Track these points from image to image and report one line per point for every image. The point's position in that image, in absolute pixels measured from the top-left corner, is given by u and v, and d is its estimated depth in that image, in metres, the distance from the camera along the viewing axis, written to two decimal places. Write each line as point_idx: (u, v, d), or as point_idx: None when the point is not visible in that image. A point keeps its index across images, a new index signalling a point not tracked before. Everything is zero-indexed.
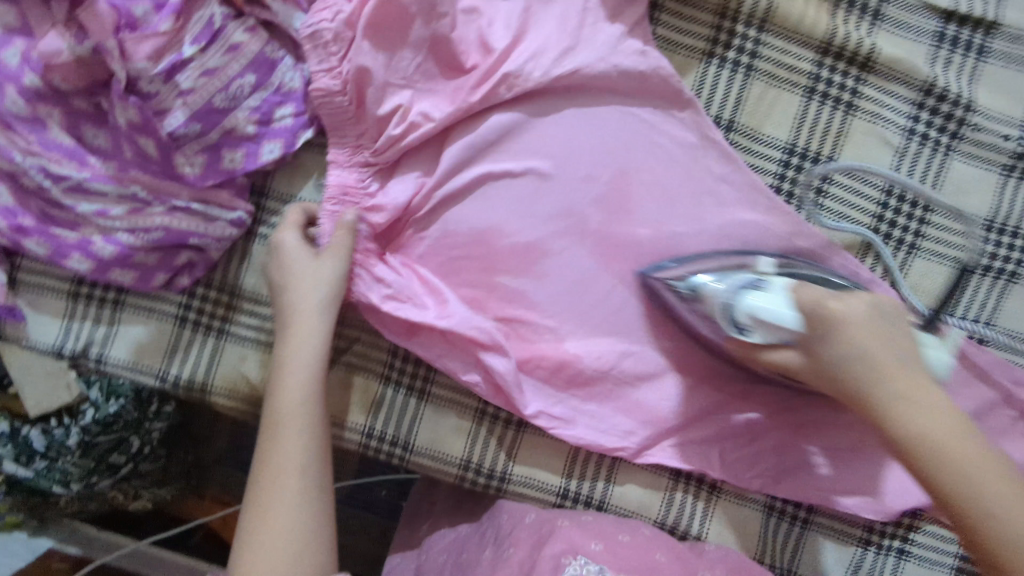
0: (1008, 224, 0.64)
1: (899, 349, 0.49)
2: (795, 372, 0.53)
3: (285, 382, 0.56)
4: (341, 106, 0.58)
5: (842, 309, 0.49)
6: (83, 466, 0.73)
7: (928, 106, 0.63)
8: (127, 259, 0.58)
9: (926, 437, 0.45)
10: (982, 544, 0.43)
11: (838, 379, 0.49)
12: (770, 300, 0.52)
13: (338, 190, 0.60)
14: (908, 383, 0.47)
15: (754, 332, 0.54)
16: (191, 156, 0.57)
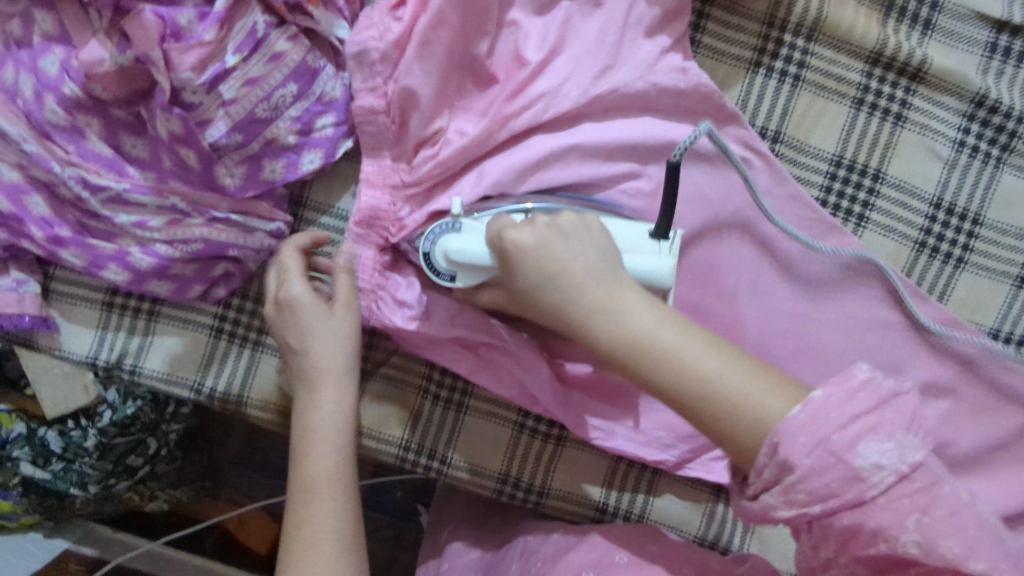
0: None
1: (589, 260, 0.47)
2: (506, 308, 0.53)
3: (317, 434, 0.54)
4: (382, 126, 0.58)
5: (519, 240, 0.46)
6: (100, 468, 0.76)
7: (979, 118, 0.62)
8: (165, 270, 0.57)
9: (645, 336, 0.44)
10: (711, 419, 0.44)
11: (548, 310, 0.47)
12: (467, 239, 0.50)
13: (369, 214, 0.59)
14: (590, 291, 0.46)
15: (459, 276, 0.52)
16: (231, 167, 0.56)
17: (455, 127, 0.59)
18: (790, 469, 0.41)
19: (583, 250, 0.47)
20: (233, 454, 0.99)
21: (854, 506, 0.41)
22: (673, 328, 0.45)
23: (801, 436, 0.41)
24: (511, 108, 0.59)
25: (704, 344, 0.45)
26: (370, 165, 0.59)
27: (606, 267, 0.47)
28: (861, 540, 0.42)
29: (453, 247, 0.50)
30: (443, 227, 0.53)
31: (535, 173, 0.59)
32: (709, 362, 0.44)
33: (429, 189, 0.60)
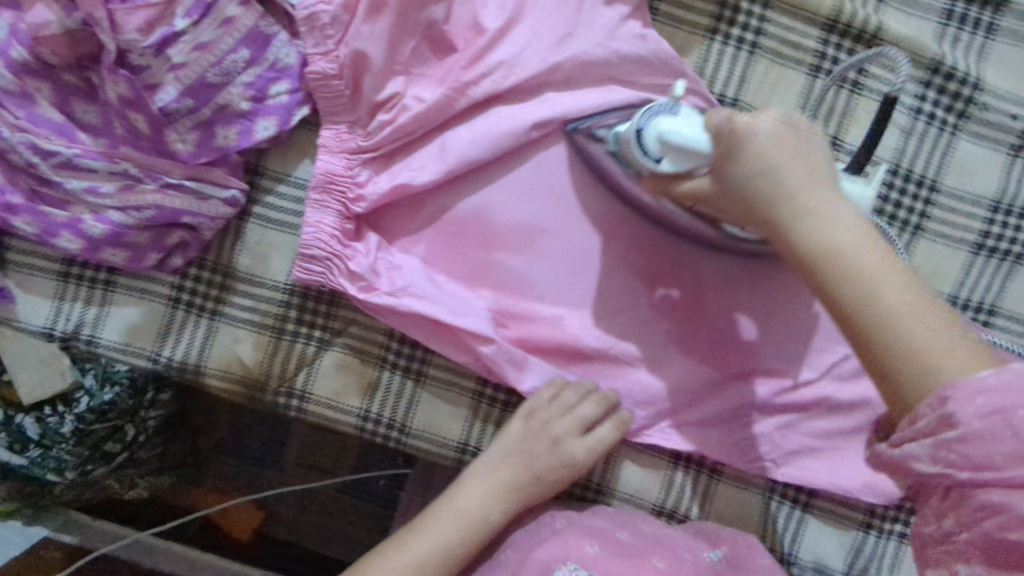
0: (1013, 204, 0.63)
1: (811, 158, 0.45)
2: (707, 200, 0.50)
3: (468, 481, 0.59)
4: (337, 92, 0.58)
5: (754, 124, 0.46)
6: (77, 453, 0.67)
7: (936, 84, 0.62)
8: (118, 238, 0.57)
9: (836, 247, 0.42)
10: (880, 356, 0.41)
11: (756, 199, 0.46)
12: (678, 124, 0.50)
13: (325, 178, 0.59)
14: (809, 188, 0.44)
15: (665, 160, 0.51)
16: (183, 133, 0.55)
17: (413, 94, 0.59)
18: (951, 427, 0.38)
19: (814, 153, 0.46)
20: (219, 438, 1.00)
21: (1013, 485, 0.38)
22: (875, 252, 0.42)
23: (979, 397, 0.37)
24: (468, 75, 0.58)
25: (896, 276, 0.41)
26: (328, 131, 0.59)
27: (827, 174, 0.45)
28: (1000, 522, 0.38)
29: (668, 129, 0.50)
30: (663, 107, 0.53)
31: (492, 139, 0.59)
32: (906, 303, 0.40)
33: (387, 153, 0.60)
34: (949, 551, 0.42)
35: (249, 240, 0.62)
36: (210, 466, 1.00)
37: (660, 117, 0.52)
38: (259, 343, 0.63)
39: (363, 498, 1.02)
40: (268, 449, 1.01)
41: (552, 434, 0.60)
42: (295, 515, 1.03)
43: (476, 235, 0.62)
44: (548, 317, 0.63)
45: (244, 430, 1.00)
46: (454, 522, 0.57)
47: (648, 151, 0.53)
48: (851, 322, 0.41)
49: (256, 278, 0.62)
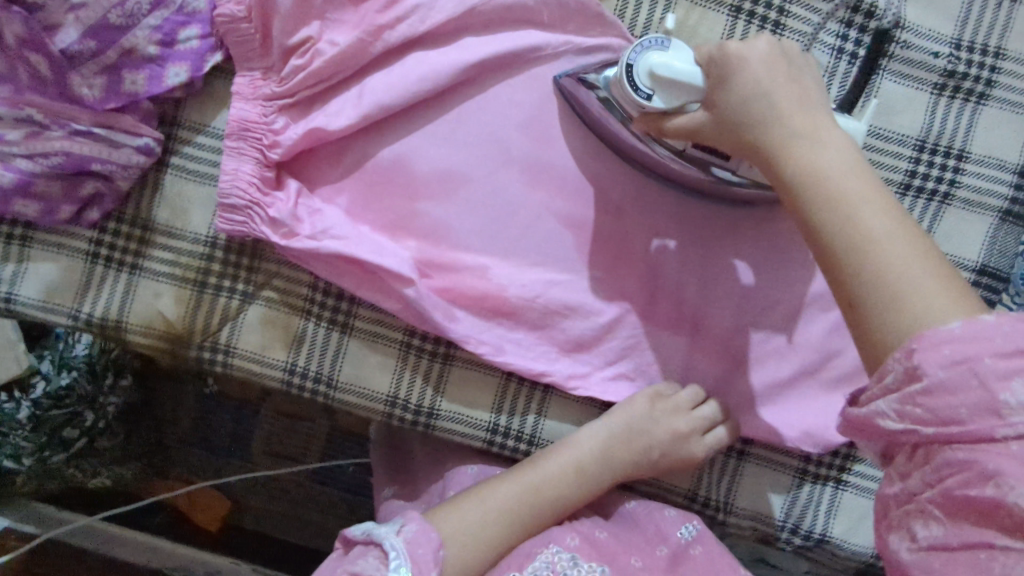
0: (939, 143, 0.63)
1: (800, 94, 0.47)
2: (701, 134, 0.51)
3: (588, 441, 0.60)
4: (249, 36, 0.57)
5: (747, 49, 0.48)
6: (36, 441, 0.79)
7: (856, 24, 0.62)
8: (28, 188, 0.56)
9: (827, 174, 0.43)
10: (844, 286, 0.42)
11: (743, 125, 0.48)
12: (677, 59, 0.50)
13: (239, 125, 0.58)
14: (805, 121, 0.46)
15: (657, 95, 0.51)
16: (89, 77, 0.55)
17: (328, 39, 0.58)
18: (919, 374, 0.37)
19: (807, 82, 0.48)
20: (184, 431, 1.01)
21: (980, 441, 0.35)
22: (858, 182, 0.43)
23: (946, 346, 0.36)
24: (383, 19, 0.58)
25: (875, 207, 0.42)
26: (241, 78, 0.59)
27: (821, 108, 0.47)
28: (965, 478, 0.36)
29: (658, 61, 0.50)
30: (653, 40, 0.51)
31: (410, 83, 0.59)
32: (891, 234, 0.41)
33: (303, 99, 0.59)
34: (909, 510, 0.39)
35: (167, 191, 0.61)
36: (176, 459, 1.01)
37: (650, 51, 0.51)
38: (180, 297, 0.62)
39: (331, 486, 1.02)
40: (235, 436, 1.02)
41: (672, 426, 0.60)
42: (265, 502, 1.02)
43: (399, 183, 0.61)
44: (475, 268, 0.62)
45: (209, 418, 1.01)
46: (567, 468, 0.59)
47: (638, 87, 0.51)
48: (825, 245, 0.43)
49: (175, 231, 0.62)
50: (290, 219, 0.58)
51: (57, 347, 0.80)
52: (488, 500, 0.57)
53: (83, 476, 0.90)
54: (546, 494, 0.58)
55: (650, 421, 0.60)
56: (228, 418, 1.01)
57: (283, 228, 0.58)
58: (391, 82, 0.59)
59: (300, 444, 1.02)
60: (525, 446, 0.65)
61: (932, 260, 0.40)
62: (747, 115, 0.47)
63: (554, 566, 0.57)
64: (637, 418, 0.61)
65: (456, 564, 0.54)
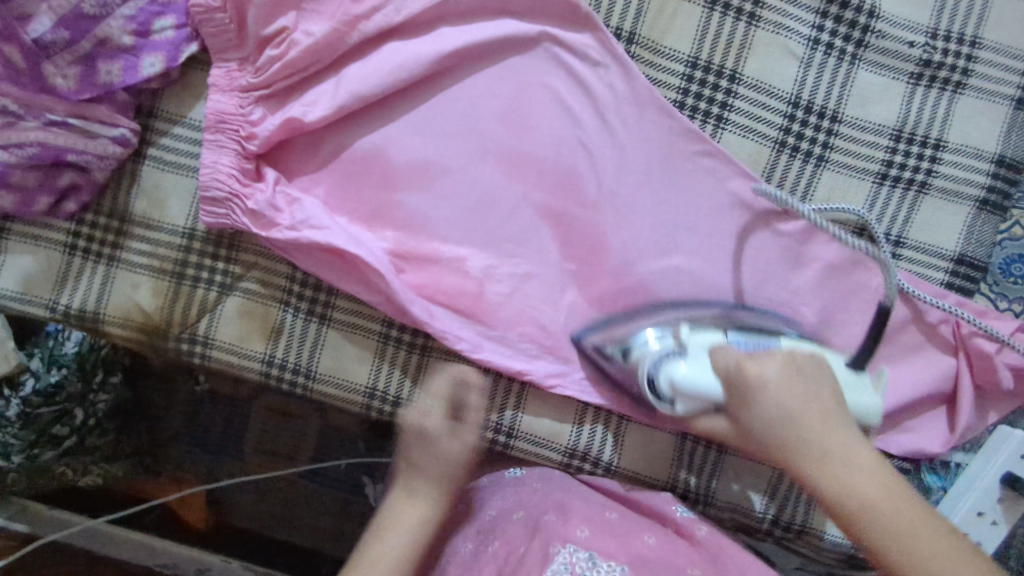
0: (916, 133, 0.63)
1: (819, 392, 0.52)
2: (721, 436, 0.56)
3: (415, 483, 0.60)
4: (223, 26, 0.58)
5: (765, 378, 0.52)
6: (25, 438, 0.79)
7: (831, 14, 0.62)
8: (4, 179, 0.56)
9: (862, 500, 0.49)
10: (879, 549, 0.48)
11: (777, 439, 0.52)
12: (696, 370, 0.54)
13: (216, 117, 0.58)
14: (827, 427, 0.51)
15: (679, 403, 0.55)
16: (63, 68, 0.55)
17: (303, 30, 0.58)
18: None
19: (822, 383, 0.53)
20: (175, 429, 1.00)
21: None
22: (888, 486, 0.49)
23: None
24: (359, 9, 0.58)
25: (895, 489, 0.49)
26: (217, 70, 0.59)
27: (834, 403, 0.52)
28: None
29: (684, 376, 0.54)
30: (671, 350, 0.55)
31: (386, 73, 0.59)
32: (921, 529, 0.48)
33: (279, 91, 0.59)
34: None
35: (144, 182, 0.61)
36: (166, 459, 1.00)
37: (674, 359, 0.55)
38: (158, 288, 0.62)
39: (321, 483, 1.02)
40: (225, 436, 1.01)
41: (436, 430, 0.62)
42: (253, 501, 1.02)
43: (376, 173, 0.61)
44: (454, 261, 0.62)
45: (199, 418, 1.01)
46: (413, 517, 0.59)
47: (661, 396, 0.56)
48: (871, 548, 0.49)
49: (152, 222, 0.62)
50: (270, 207, 0.58)
51: (48, 345, 0.80)
52: (387, 541, 0.58)
53: (74, 473, 0.89)
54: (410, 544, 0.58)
55: (443, 453, 0.61)
56: (219, 418, 1.01)
57: (262, 219, 0.58)
58: (368, 73, 0.59)
59: (288, 442, 1.01)
60: (504, 438, 0.64)
61: (948, 535, 0.48)
62: (772, 429, 0.52)
63: (573, 567, 0.55)
64: (413, 448, 0.62)
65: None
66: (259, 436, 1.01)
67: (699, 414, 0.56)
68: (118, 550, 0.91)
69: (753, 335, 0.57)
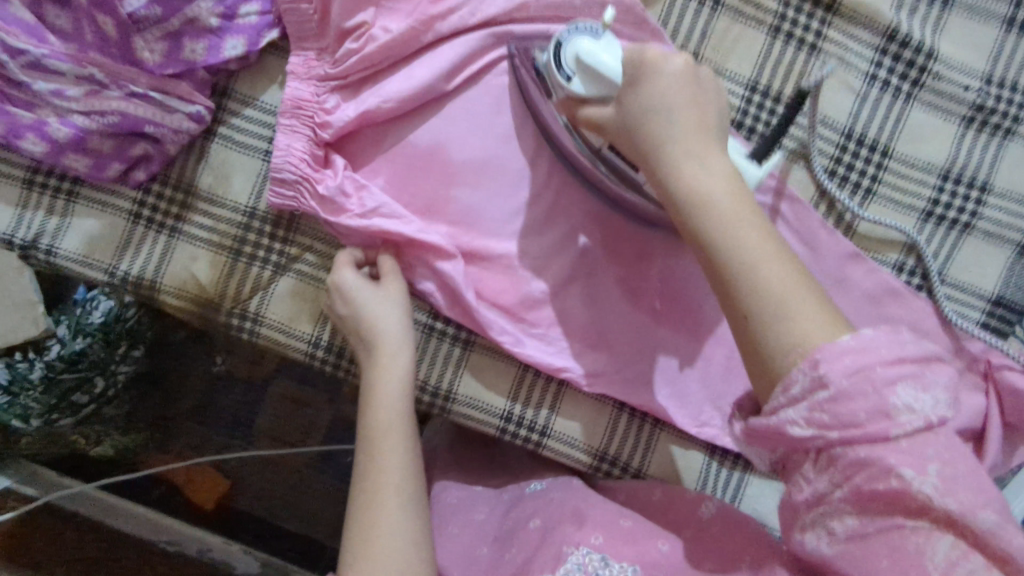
0: (964, 175, 0.64)
1: (705, 113, 0.50)
2: (604, 126, 0.53)
3: (384, 358, 0.58)
4: (306, 17, 0.60)
5: (663, 63, 0.50)
6: (44, 403, 0.78)
7: (891, 52, 0.64)
8: (81, 143, 0.58)
9: (714, 204, 0.47)
10: (726, 278, 0.46)
11: (649, 142, 0.50)
12: (598, 49, 0.53)
13: (292, 104, 0.61)
14: (694, 137, 0.49)
15: (577, 79, 0.54)
16: (151, 42, 0.58)
17: (381, 26, 0.60)
18: (824, 387, 0.42)
19: (711, 106, 0.50)
20: (187, 409, 1.01)
21: (878, 441, 0.41)
22: (744, 209, 0.47)
23: (846, 358, 0.42)
24: (436, 10, 0.60)
25: (749, 229, 0.46)
26: (295, 58, 0.61)
27: (715, 133, 0.50)
28: (870, 474, 0.41)
29: (588, 47, 0.53)
30: (588, 29, 0.55)
31: (453, 73, 0.61)
32: (774, 268, 0.45)
33: (355, 83, 0.61)
34: (824, 510, 0.43)
35: (212, 160, 0.63)
36: (179, 436, 1.01)
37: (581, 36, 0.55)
38: (215, 262, 0.64)
39: (332, 475, 1.03)
40: (240, 418, 1.02)
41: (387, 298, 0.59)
42: (259, 485, 1.02)
43: (435, 170, 0.62)
44: (502, 258, 0.63)
45: (213, 399, 1.01)
46: (393, 396, 0.57)
47: (563, 68, 0.55)
48: (725, 277, 0.46)
49: (216, 198, 0.63)
50: (341, 192, 0.60)
51: (75, 312, 0.77)
52: (387, 431, 0.56)
53: (86, 441, 0.91)
54: (406, 429, 0.56)
55: (376, 301, 0.58)
56: (230, 400, 1.02)
57: (331, 203, 0.60)
58: (437, 68, 0.60)
59: (306, 430, 1.03)
60: (537, 437, 0.66)
61: (796, 276, 0.46)
62: (636, 139, 0.50)
63: (586, 567, 0.55)
64: (360, 312, 0.58)
65: (411, 512, 0.53)
66: (272, 424, 1.02)
67: (591, 103, 0.54)
68: (116, 522, 0.88)
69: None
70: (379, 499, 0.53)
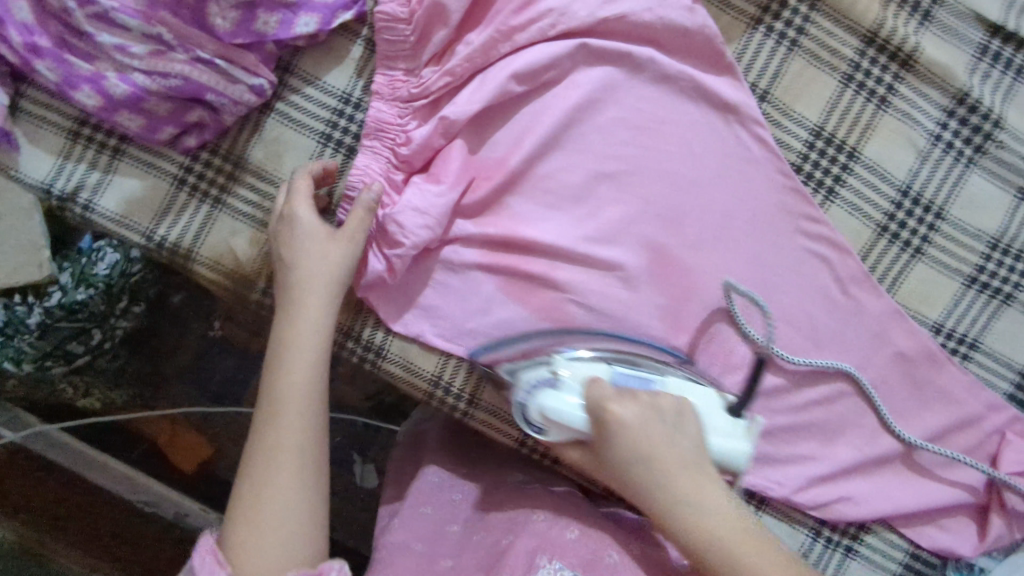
0: (1012, 246, 0.65)
1: (683, 449, 0.51)
2: (582, 463, 0.56)
3: (297, 306, 0.55)
4: (403, 38, 0.59)
5: (616, 412, 0.50)
6: (39, 348, 0.74)
7: (958, 115, 0.64)
8: (138, 102, 0.57)
9: (696, 516, 0.49)
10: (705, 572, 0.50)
11: (632, 483, 0.51)
12: (565, 401, 0.52)
13: (376, 125, 0.61)
14: (693, 479, 0.50)
15: (550, 431, 0.55)
16: (225, 10, 0.56)
17: (464, 41, 0.60)
18: None
19: (679, 438, 0.51)
20: (182, 365, 0.95)
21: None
22: (728, 518, 0.50)
23: None
24: (518, 19, 0.59)
25: (705, 487, 0.50)
26: (382, 77, 0.61)
27: (697, 459, 0.51)
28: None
29: (550, 408, 0.52)
30: (540, 381, 0.54)
31: (528, 82, 0.59)
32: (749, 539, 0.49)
33: (436, 102, 0.60)
34: None
35: (266, 136, 0.62)
36: (165, 392, 0.95)
37: (541, 391, 0.53)
38: (255, 238, 0.62)
39: None
40: (229, 385, 0.96)
41: (314, 245, 0.56)
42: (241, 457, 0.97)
43: (492, 175, 0.61)
44: (540, 269, 0.61)
45: (205, 363, 0.95)
46: (307, 348, 0.54)
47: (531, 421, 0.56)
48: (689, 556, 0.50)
49: (265, 173, 0.62)
50: (393, 225, 0.58)
51: (80, 261, 0.74)
52: (289, 396, 0.53)
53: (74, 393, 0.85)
54: (310, 416, 0.53)
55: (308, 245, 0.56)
56: (229, 363, 0.95)
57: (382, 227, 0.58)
58: (513, 75, 0.59)
59: None
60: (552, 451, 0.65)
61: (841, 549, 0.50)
62: (636, 469, 0.51)
63: None
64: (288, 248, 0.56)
65: (297, 460, 0.52)
66: None
67: (567, 443, 0.55)
68: (98, 477, 0.82)
69: (637, 368, 0.56)
70: (267, 440, 0.52)
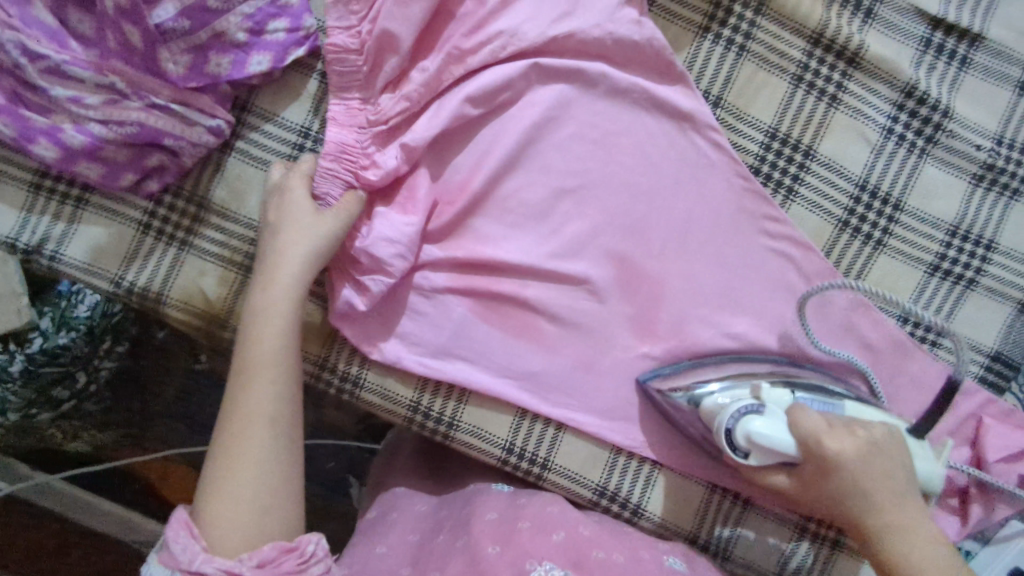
0: (972, 232, 0.66)
1: (895, 478, 0.54)
2: (787, 492, 0.57)
3: (273, 279, 0.56)
4: (354, 68, 0.59)
5: (842, 449, 0.53)
6: (24, 396, 0.74)
7: (908, 107, 0.65)
8: (96, 152, 0.57)
9: (915, 547, 0.51)
10: None
11: (850, 513, 0.54)
12: (773, 426, 0.55)
13: (336, 148, 0.60)
14: (898, 507, 0.53)
15: (754, 456, 0.56)
16: (176, 54, 0.57)
17: (417, 66, 0.60)
18: None
19: (898, 469, 0.54)
20: (167, 402, 0.94)
21: None
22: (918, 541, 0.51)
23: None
24: (468, 44, 0.59)
25: (912, 517, 0.52)
26: (338, 106, 0.61)
27: (910, 487, 0.54)
28: None
29: (759, 430, 0.55)
30: (749, 406, 0.57)
31: (482, 104, 0.60)
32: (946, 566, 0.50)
33: (394, 128, 0.61)
34: None
35: (228, 175, 0.62)
36: (153, 431, 0.94)
37: (751, 416, 0.56)
38: (224, 277, 0.63)
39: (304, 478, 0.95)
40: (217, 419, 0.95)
41: (285, 216, 0.57)
42: None
43: (455, 198, 0.61)
44: (509, 287, 0.62)
45: (193, 399, 0.94)
46: (280, 318, 0.55)
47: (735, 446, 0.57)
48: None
49: (229, 212, 0.62)
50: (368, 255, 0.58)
51: (59, 305, 0.73)
52: (263, 363, 0.53)
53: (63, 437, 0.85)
54: (283, 385, 0.53)
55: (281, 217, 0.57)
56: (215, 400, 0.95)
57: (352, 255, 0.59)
58: (467, 100, 0.60)
59: None
60: (538, 469, 0.64)
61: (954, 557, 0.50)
62: (847, 499, 0.54)
63: None
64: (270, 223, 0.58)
65: (269, 425, 0.52)
66: None
67: (772, 468, 0.57)
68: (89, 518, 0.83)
69: (817, 394, 0.60)
70: (240, 406, 0.52)
